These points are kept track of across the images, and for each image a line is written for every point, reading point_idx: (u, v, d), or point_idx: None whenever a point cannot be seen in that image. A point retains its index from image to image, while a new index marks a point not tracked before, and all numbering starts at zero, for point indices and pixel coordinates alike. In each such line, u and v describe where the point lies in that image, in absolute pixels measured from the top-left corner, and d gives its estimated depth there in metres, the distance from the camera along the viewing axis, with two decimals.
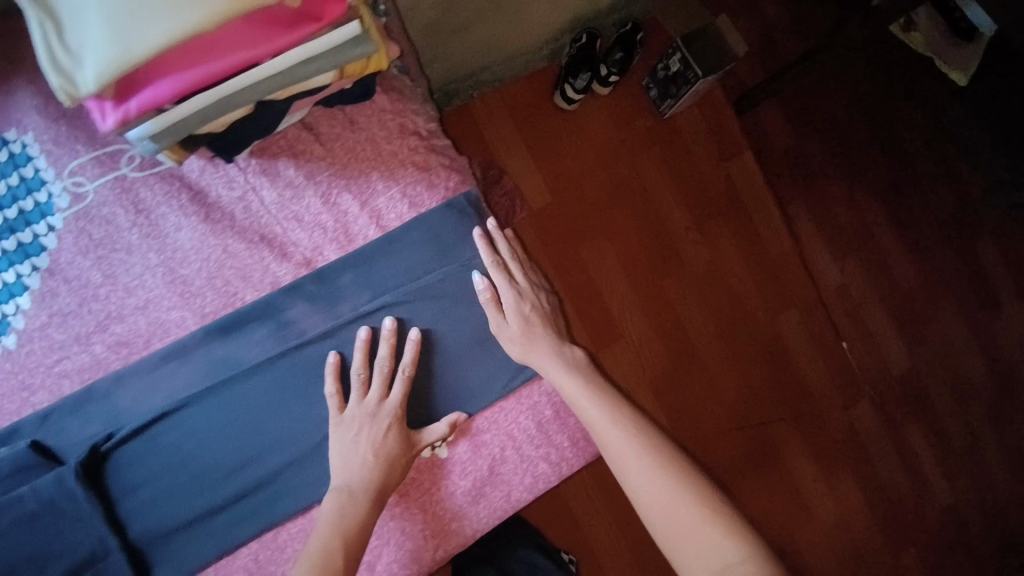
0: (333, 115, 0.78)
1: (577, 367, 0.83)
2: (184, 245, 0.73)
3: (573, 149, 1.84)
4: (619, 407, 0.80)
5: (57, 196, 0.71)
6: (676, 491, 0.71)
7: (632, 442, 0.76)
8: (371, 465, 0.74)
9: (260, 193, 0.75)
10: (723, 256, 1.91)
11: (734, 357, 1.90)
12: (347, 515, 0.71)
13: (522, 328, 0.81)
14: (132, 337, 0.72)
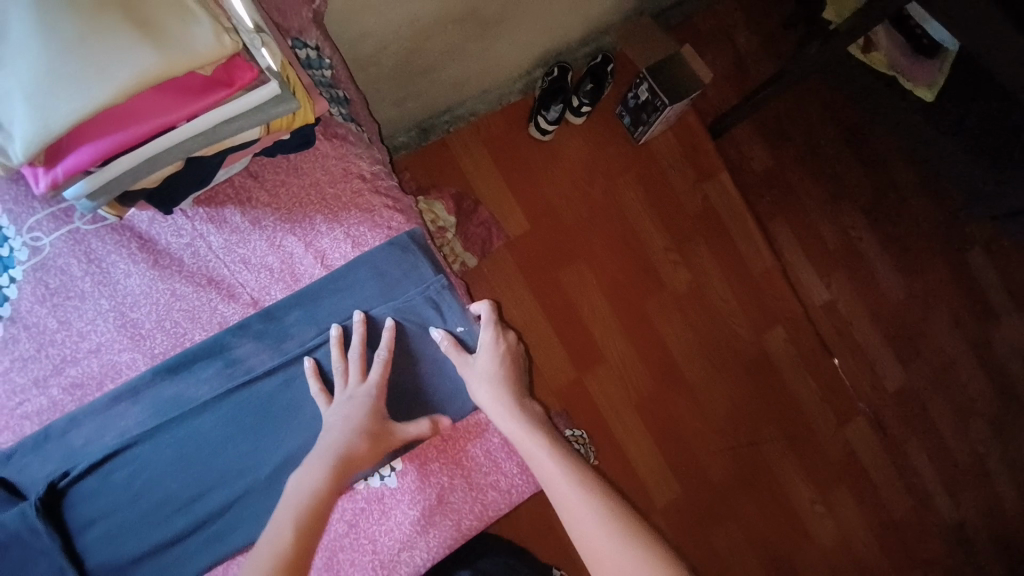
0: (277, 164, 0.83)
1: (534, 424, 0.84)
2: (134, 290, 0.77)
3: (551, 178, 1.89)
4: (573, 462, 0.82)
5: (16, 249, 0.75)
6: (624, 546, 0.74)
7: (586, 499, 0.78)
8: (332, 444, 0.76)
9: (208, 239, 0.80)
10: (707, 276, 1.93)
11: (721, 378, 1.90)
12: (303, 497, 0.73)
13: (491, 382, 0.84)
14: (86, 379, 0.76)
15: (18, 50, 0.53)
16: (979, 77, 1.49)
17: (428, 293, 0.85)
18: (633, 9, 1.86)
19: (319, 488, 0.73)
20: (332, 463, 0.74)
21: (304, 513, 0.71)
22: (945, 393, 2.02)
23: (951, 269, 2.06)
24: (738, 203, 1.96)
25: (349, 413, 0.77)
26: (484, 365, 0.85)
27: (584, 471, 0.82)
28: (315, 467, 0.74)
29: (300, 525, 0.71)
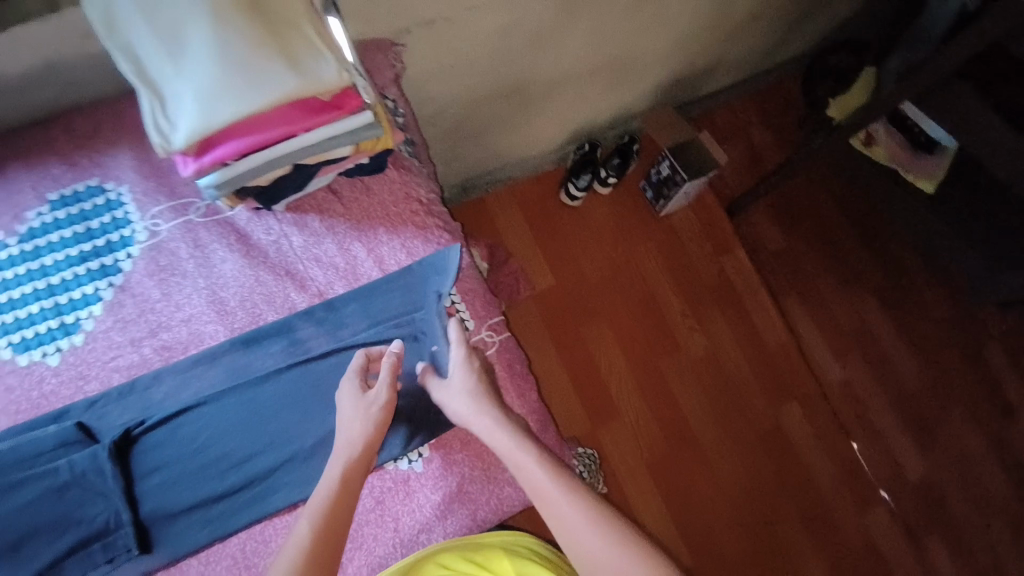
0: (353, 184, 1.00)
1: (520, 433, 0.87)
2: (226, 274, 0.93)
3: (577, 239, 2.06)
4: (556, 468, 0.85)
5: (138, 232, 0.91)
6: (610, 542, 0.77)
7: (571, 502, 0.81)
8: (342, 445, 0.82)
9: (290, 239, 0.96)
10: (722, 343, 2.01)
11: (734, 445, 1.93)
12: (317, 499, 0.77)
13: (467, 397, 0.89)
14: (174, 343, 0.89)
15: (195, 62, 0.69)
16: (976, 175, 1.62)
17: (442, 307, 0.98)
18: (660, 100, 2.10)
19: (331, 488, 0.78)
20: (345, 459, 0.81)
21: (318, 514, 0.76)
22: (965, 486, 1.98)
23: (968, 360, 2.10)
24: (752, 276, 2.09)
25: (347, 410, 0.85)
26: (458, 379, 0.91)
27: (576, 481, 0.84)
28: (328, 471, 0.80)
29: (316, 524, 0.75)
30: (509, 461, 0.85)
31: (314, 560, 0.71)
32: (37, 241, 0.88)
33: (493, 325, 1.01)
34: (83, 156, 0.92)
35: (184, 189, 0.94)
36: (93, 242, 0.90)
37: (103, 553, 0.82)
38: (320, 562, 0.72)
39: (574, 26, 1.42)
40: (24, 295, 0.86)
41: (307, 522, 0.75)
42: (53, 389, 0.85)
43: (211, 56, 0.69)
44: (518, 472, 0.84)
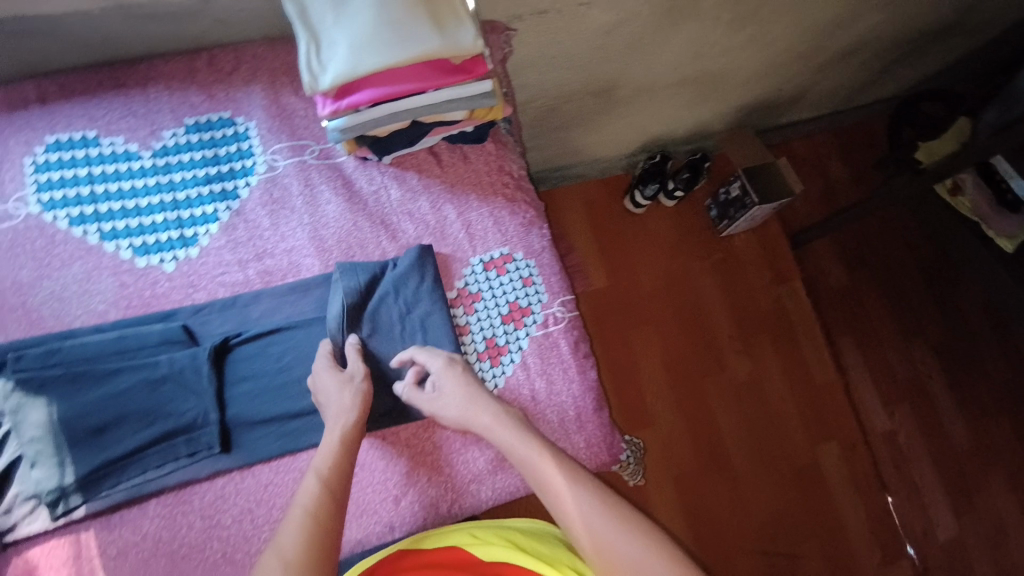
0: (454, 150, 1.06)
1: (521, 424, 0.89)
2: (329, 215, 1.00)
3: (637, 245, 2.08)
4: (556, 454, 0.85)
5: (259, 164, 1.00)
6: (611, 524, 0.77)
7: (571, 486, 0.81)
8: (336, 413, 0.86)
9: (389, 192, 1.03)
10: (766, 372, 1.99)
11: (764, 476, 1.90)
12: (321, 458, 0.82)
13: (456, 395, 0.91)
14: (275, 270, 0.97)
15: (355, 15, 0.76)
16: None
17: (405, 306, 0.97)
18: (740, 122, 2.10)
19: (334, 449, 0.83)
20: (345, 422, 0.85)
21: (325, 471, 0.80)
22: (995, 561, 1.93)
23: (1018, 431, 2.04)
24: (806, 310, 2.06)
25: (327, 386, 0.89)
26: (449, 387, 0.91)
27: (577, 466, 0.85)
28: (328, 433, 0.85)
29: (322, 482, 0.79)
30: (511, 452, 0.86)
31: (321, 514, 0.76)
32: (169, 157, 0.97)
33: (564, 302, 1.05)
34: (220, 90, 1.00)
35: (304, 132, 1.02)
36: (218, 167, 0.98)
37: (185, 447, 0.87)
38: (328, 517, 0.76)
39: (676, 38, 1.45)
40: (151, 205, 0.95)
41: (314, 478, 0.79)
42: (165, 292, 0.93)
43: (370, 12, 0.76)
44: (526, 468, 0.84)
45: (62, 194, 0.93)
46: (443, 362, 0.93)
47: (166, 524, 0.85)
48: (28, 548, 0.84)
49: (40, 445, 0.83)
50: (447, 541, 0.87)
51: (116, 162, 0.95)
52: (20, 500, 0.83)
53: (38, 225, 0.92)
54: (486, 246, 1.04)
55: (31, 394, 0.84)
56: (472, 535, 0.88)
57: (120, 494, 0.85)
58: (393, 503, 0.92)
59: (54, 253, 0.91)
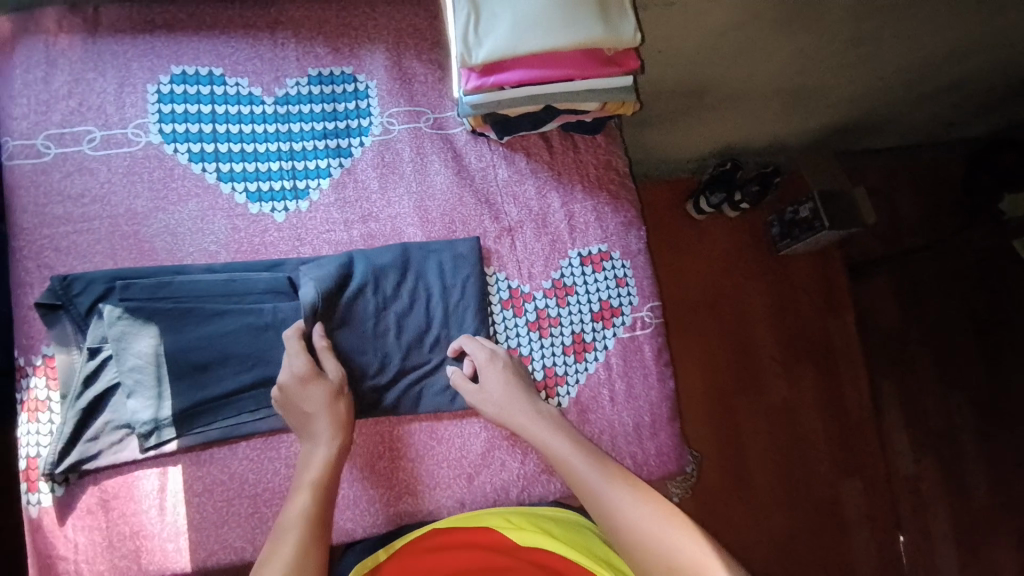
0: (566, 138, 1.05)
1: (557, 423, 0.90)
2: (437, 186, 0.99)
3: (699, 247, 2.01)
4: (590, 451, 0.86)
5: (375, 125, 0.99)
6: (652, 517, 0.78)
7: (608, 482, 0.82)
8: (326, 425, 0.84)
9: (497, 171, 1.02)
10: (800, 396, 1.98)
11: (785, 501, 1.90)
12: (316, 470, 0.81)
13: (495, 389, 0.90)
14: (378, 234, 0.97)
15: None
16: None
17: (380, 302, 0.93)
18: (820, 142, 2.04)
19: (328, 468, 0.82)
20: (337, 442, 0.83)
21: (319, 490, 0.80)
22: None
23: None
24: (851, 343, 2.02)
25: (310, 397, 0.84)
26: (490, 382, 0.91)
27: (610, 463, 0.86)
28: (320, 449, 0.83)
29: (315, 503, 0.79)
30: (546, 450, 0.87)
31: (316, 538, 0.76)
32: (291, 106, 0.97)
33: (654, 307, 1.04)
34: (345, 45, 1.00)
35: (421, 99, 1.01)
36: (336, 123, 0.98)
37: None
38: (321, 541, 0.76)
39: (783, 59, 1.40)
40: (269, 152, 0.96)
41: (306, 498, 0.79)
42: (273, 241, 0.94)
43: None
44: (562, 467, 0.85)
45: (184, 128, 0.93)
46: (486, 349, 0.93)
47: (253, 467, 0.88)
48: (107, 478, 0.85)
49: (140, 374, 0.85)
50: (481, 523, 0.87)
51: (239, 104, 0.95)
52: (111, 427, 0.85)
53: (157, 156, 0.92)
54: (586, 240, 1.03)
55: (137, 324, 0.86)
56: (506, 518, 0.88)
57: (213, 433, 0.87)
58: (467, 481, 0.94)
59: (171, 187, 0.92)
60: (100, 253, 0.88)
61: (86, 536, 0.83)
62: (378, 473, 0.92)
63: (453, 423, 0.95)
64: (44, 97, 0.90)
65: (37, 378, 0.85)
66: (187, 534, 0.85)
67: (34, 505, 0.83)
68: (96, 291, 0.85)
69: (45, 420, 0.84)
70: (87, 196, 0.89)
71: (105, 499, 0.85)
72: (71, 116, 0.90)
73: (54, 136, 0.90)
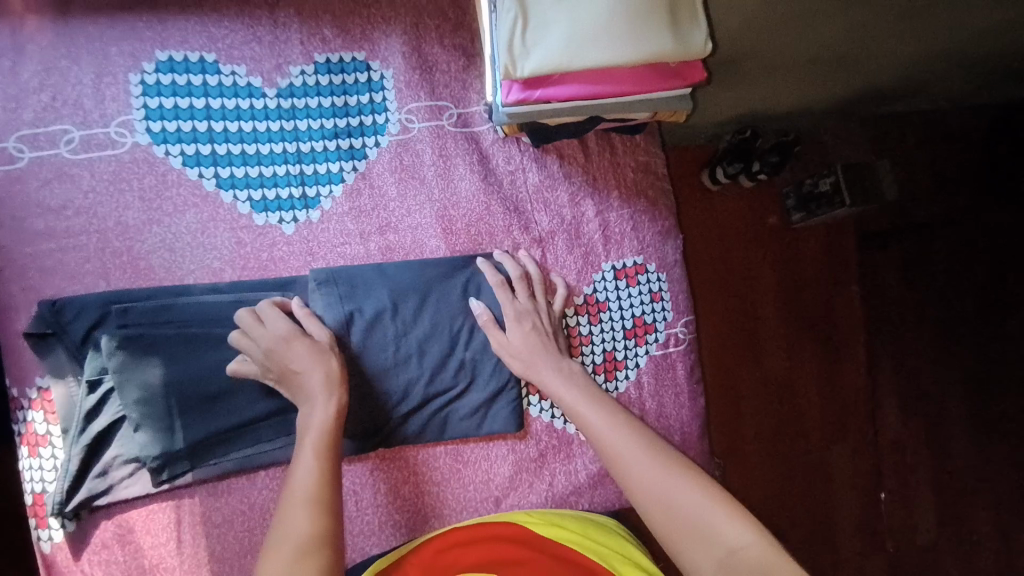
0: (602, 138, 0.95)
1: (580, 383, 0.86)
2: (462, 193, 0.90)
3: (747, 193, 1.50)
4: (613, 411, 0.82)
5: (391, 122, 0.89)
6: (673, 481, 0.72)
7: (631, 443, 0.77)
8: (320, 396, 0.76)
9: (527, 175, 0.93)
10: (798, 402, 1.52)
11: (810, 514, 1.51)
12: (314, 438, 0.73)
13: (519, 345, 0.86)
14: (398, 246, 0.89)
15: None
16: None
17: (400, 326, 0.86)
18: None
19: (329, 426, 0.74)
20: (335, 398, 0.76)
21: (321, 448, 0.72)
22: None
23: None
24: (861, 351, 1.54)
25: (295, 357, 0.77)
26: (519, 330, 0.87)
27: (633, 423, 0.81)
28: (316, 414, 0.75)
29: (320, 461, 0.71)
30: (570, 409, 0.83)
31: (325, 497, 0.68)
32: (295, 99, 0.86)
33: (688, 321, 0.99)
34: (356, 25, 0.88)
35: (443, 92, 0.90)
36: (347, 120, 0.87)
37: (298, 425, 0.85)
38: (331, 498, 0.68)
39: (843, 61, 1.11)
40: (273, 153, 0.85)
41: (313, 470, 0.70)
42: (284, 257, 0.86)
43: None
44: (572, 412, 0.83)
45: (175, 126, 0.82)
46: (521, 281, 0.89)
47: (274, 496, 0.85)
48: (121, 512, 0.82)
49: (146, 408, 0.79)
50: (492, 521, 0.85)
51: (236, 97, 0.84)
52: (121, 461, 0.81)
53: (146, 159, 0.81)
54: (620, 252, 0.95)
55: (138, 355, 0.78)
56: (527, 515, 0.87)
57: (230, 463, 0.83)
58: (494, 504, 0.91)
59: (164, 196, 0.82)
60: (92, 273, 0.80)
61: (103, 571, 0.81)
62: (402, 497, 0.89)
63: (478, 446, 0.92)
64: (11, 90, 0.78)
65: (36, 412, 0.79)
66: (209, 566, 0.83)
67: (46, 541, 0.80)
68: (90, 318, 0.77)
69: (48, 455, 0.80)
70: (71, 209, 0.79)
71: (122, 533, 0.82)
72: (45, 114, 0.79)
73: (26, 137, 0.78)
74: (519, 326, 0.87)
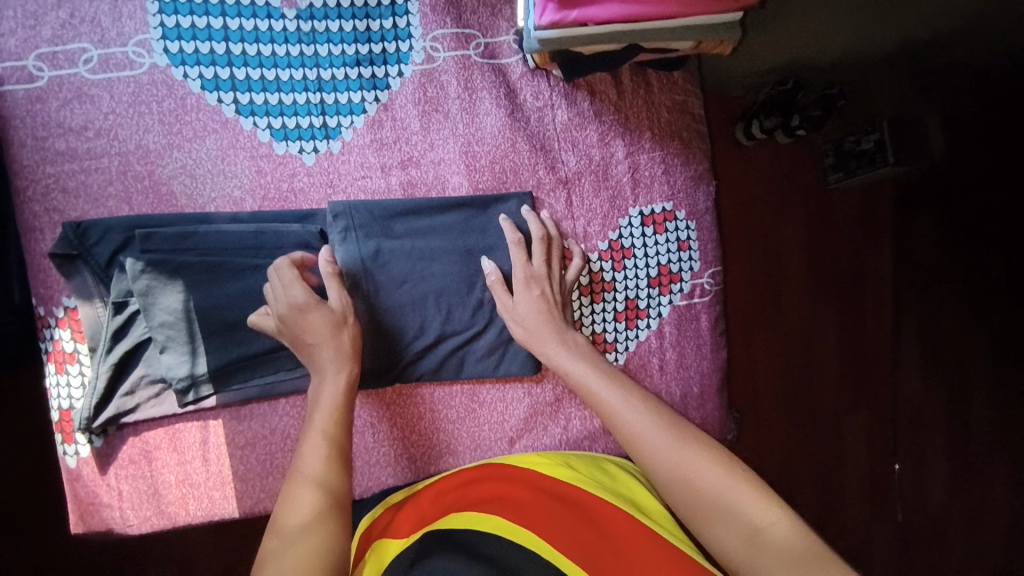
0: (638, 75, 0.90)
1: (589, 356, 0.84)
2: (487, 128, 0.87)
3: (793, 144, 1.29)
4: (625, 386, 0.80)
5: (415, 50, 0.85)
6: (688, 458, 0.70)
7: (642, 419, 0.76)
8: (330, 371, 0.78)
9: (556, 112, 0.89)
10: (819, 373, 1.32)
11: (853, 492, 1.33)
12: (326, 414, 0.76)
13: (528, 315, 0.85)
14: (420, 182, 0.86)
15: None
16: None
17: (420, 263, 0.86)
18: None
19: (337, 404, 0.76)
20: (345, 373, 0.78)
21: (328, 433, 0.74)
22: None
23: None
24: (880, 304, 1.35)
25: (312, 327, 0.79)
26: (527, 300, 0.85)
27: (644, 397, 0.79)
28: (326, 392, 0.77)
29: (327, 441, 0.74)
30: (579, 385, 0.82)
31: (332, 478, 0.71)
32: (315, 22, 0.82)
33: (715, 272, 0.96)
34: None
35: (470, 19, 0.86)
36: (369, 46, 0.84)
37: None
38: (339, 479, 0.71)
39: None
40: (293, 80, 0.82)
41: (319, 449, 0.73)
42: (304, 188, 0.84)
43: None
44: (582, 391, 0.81)
45: (193, 47, 0.79)
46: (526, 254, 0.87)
47: (295, 423, 0.87)
48: (147, 430, 0.84)
49: (172, 330, 0.80)
50: (496, 462, 0.85)
51: (255, 18, 0.80)
52: (146, 381, 0.82)
53: (165, 82, 0.79)
54: (649, 197, 0.92)
55: (164, 278, 0.79)
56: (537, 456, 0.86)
57: (252, 390, 0.85)
58: (509, 444, 0.92)
59: (183, 120, 0.80)
60: (114, 197, 0.79)
61: (130, 485, 0.84)
62: (420, 432, 0.90)
63: (496, 387, 0.92)
64: (29, 6, 0.76)
65: (63, 330, 0.80)
66: (233, 485, 0.86)
67: (71, 456, 0.83)
68: (115, 241, 0.78)
69: (75, 372, 0.81)
70: (91, 129, 0.78)
71: (149, 450, 0.84)
72: (63, 31, 0.77)
73: (45, 56, 0.77)
74: (526, 297, 0.85)
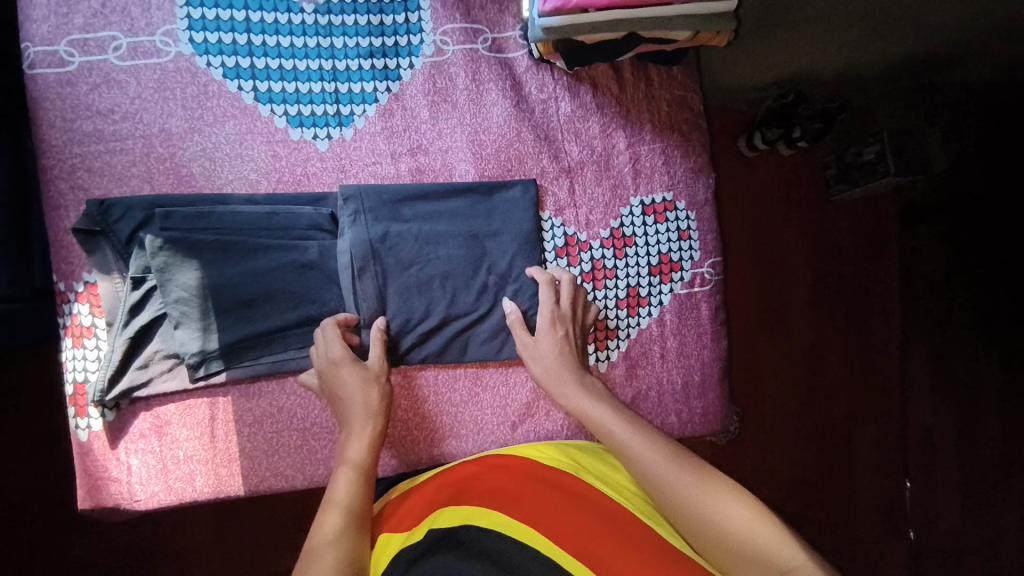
0: (639, 69, 0.94)
1: (604, 397, 0.84)
2: (493, 118, 0.90)
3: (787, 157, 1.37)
4: (640, 428, 0.80)
5: (426, 43, 0.89)
6: (707, 499, 0.68)
7: (657, 460, 0.74)
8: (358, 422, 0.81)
9: (560, 104, 0.92)
10: (820, 370, 1.38)
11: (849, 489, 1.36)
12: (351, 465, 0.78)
13: (545, 353, 0.87)
14: (428, 168, 0.90)
15: None
16: None
17: (426, 246, 0.88)
18: None
19: (362, 459, 0.79)
20: (371, 427, 0.81)
21: (352, 483, 0.76)
22: None
23: None
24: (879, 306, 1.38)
25: (344, 381, 0.82)
26: (546, 344, 0.88)
27: (660, 438, 0.78)
28: (353, 445, 0.80)
29: (352, 491, 0.76)
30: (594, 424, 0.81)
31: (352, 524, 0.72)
32: (332, 17, 0.87)
33: (715, 262, 0.98)
34: None
35: (478, 15, 0.91)
36: (383, 39, 0.88)
37: None
38: (360, 524, 0.73)
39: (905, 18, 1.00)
40: (309, 70, 0.87)
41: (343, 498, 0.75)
42: (317, 172, 0.88)
43: None
44: (601, 433, 0.80)
45: (217, 38, 0.84)
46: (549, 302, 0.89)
47: (302, 402, 0.88)
48: (159, 405, 0.86)
49: (186, 307, 0.82)
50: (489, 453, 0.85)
51: (276, 11, 0.85)
52: (160, 356, 0.85)
53: (189, 69, 0.84)
54: (650, 187, 0.94)
55: (180, 255, 0.81)
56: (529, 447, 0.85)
57: (261, 367, 0.86)
58: (511, 428, 0.93)
59: (205, 106, 0.84)
60: (137, 176, 0.83)
61: (139, 459, 0.85)
62: (423, 416, 0.91)
63: (499, 371, 0.93)
64: None
65: (82, 304, 0.83)
66: (239, 462, 0.87)
67: (84, 429, 0.84)
68: (136, 218, 0.81)
69: (91, 346, 0.84)
70: (118, 112, 0.82)
71: (158, 425, 0.86)
72: (94, 20, 0.82)
73: (77, 42, 0.81)
74: (544, 340, 0.88)
